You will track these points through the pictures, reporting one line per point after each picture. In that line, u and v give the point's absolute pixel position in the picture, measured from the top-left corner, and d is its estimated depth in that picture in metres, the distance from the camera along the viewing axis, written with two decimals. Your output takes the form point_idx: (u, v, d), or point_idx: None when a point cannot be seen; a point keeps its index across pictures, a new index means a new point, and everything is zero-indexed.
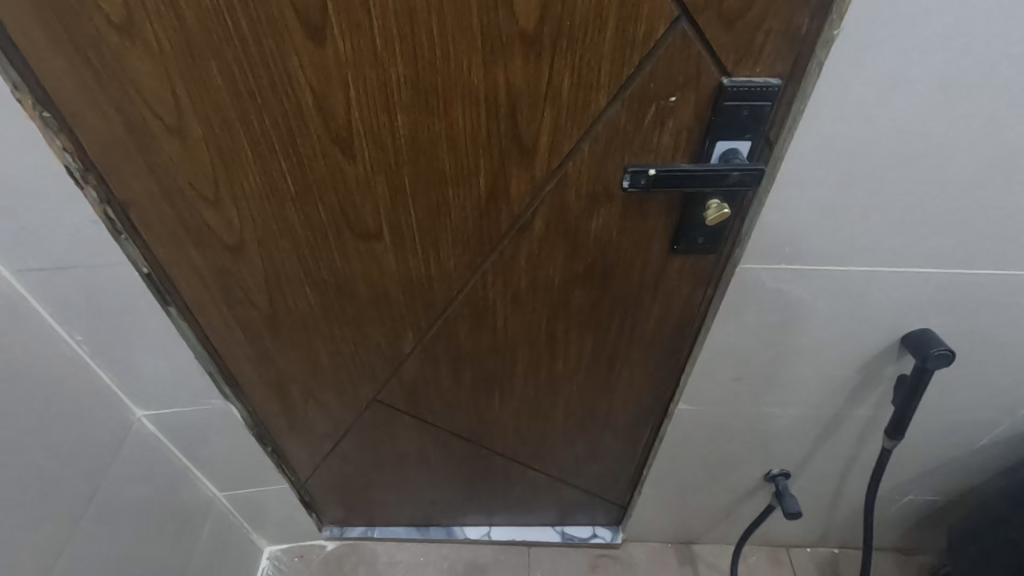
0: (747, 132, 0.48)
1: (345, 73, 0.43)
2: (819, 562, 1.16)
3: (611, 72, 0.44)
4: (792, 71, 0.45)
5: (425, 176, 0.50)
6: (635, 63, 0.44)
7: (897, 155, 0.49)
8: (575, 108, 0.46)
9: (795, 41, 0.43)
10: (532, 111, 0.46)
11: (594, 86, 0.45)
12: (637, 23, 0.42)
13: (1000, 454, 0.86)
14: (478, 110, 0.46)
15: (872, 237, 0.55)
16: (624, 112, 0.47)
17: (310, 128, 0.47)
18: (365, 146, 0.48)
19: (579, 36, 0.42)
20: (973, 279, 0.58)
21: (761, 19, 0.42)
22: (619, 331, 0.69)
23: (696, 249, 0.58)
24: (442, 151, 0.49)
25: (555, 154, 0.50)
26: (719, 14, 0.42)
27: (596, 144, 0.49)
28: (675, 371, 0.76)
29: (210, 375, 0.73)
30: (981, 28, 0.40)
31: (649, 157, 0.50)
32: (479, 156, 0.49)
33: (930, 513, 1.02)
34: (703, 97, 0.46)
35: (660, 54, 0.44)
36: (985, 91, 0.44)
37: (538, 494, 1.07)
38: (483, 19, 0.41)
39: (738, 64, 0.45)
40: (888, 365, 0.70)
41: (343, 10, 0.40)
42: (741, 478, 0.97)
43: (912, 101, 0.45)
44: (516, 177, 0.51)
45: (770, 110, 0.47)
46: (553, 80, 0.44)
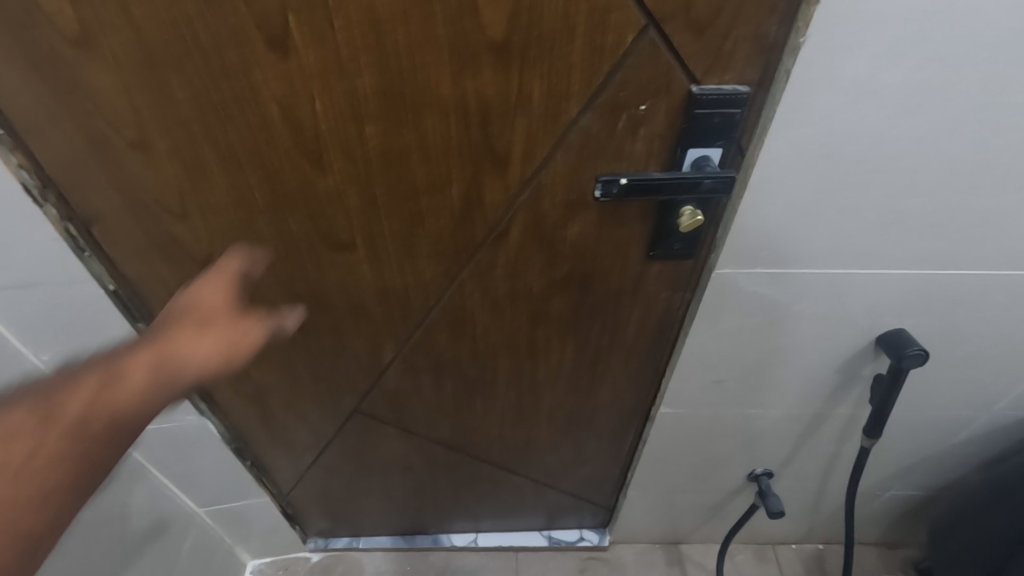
0: (718, 139, 0.48)
1: (311, 86, 0.43)
2: (804, 559, 1.17)
3: (581, 80, 0.44)
4: (761, 78, 0.45)
5: (397, 187, 0.50)
6: (606, 72, 0.44)
7: (868, 160, 0.49)
8: (547, 117, 0.46)
9: (764, 49, 0.43)
10: (502, 121, 0.46)
11: (564, 95, 0.45)
12: (606, 32, 0.41)
13: (978, 449, 0.87)
14: (448, 121, 0.46)
15: (846, 240, 0.55)
16: (596, 119, 0.46)
17: (278, 140, 0.46)
18: (335, 158, 0.48)
19: (547, 45, 0.42)
20: (946, 280, 0.59)
21: (730, 27, 0.42)
22: (600, 337, 0.69)
23: (672, 255, 0.58)
24: (413, 162, 0.48)
25: (529, 164, 0.49)
26: (688, 22, 0.41)
27: (570, 153, 0.49)
28: (655, 376, 0.76)
29: None
30: (946, 34, 0.41)
31: (622, 164, 0.50)
32: (451, 167, 0.49)
33: (911, 508, 1.04)
34: (674, 105, 0.46)
35: (629, 62, 0.43)
36: (952, 96, 0.44)
37: (524, 498, 1.07)
38: (449, 30, 0.40)
39: (708, 72, 0.44)
40: (865, 365, 0.70)
41: (306, 22, 0.39)
42: (724, 479, 0.97)
43: (880, 106, 0.45)
44: (490, 187, 0.51)
45: (740, 117, 0.47)
46: (523, 91, 0.44)
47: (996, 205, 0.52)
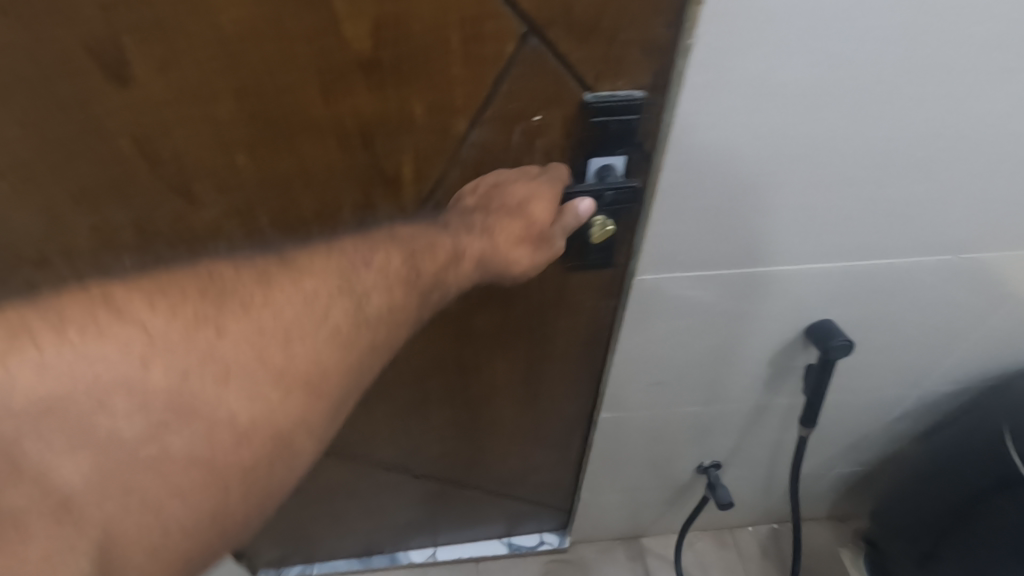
0: (620, 146, 0.46)
1: (164, 114, 0.38)
2: (761, 539, 1.19)
3: (466, 93, 0.41)
4: (657, 82, 0.42)
5: (284, 215, 0.47)
6: (490, 83, 0.41)
7: (774, 160, 0.47)
8: (435, 133, 0.43)
9: (657, 53, 0.41)
10: (388, 139, 0.43)
11: (450, 109, 0.42)
12: (482, 42, 0.39)
13: (911, 423, 0.89)
14: (327, 143, 0.42)
15: (763, 239, 0.54)
16: (488, 133, 0.44)
17: (139, 174, 0.42)
18: (208, 189, 0.44)
19: (423, 59, 0.39)
20: (862, 269, 0.59)
21: (616, 30, 0.39)
22: (530, 351, 0.67)
23: (591, 266, 0.56)
24: (297, 189, 0.45)
25: (424, 182, 0.46)
26: (571, 28, 0.39)
27: (466, 169, 0.46)
28: (593, 384, 0.74)
29: None
30: (835, 30, 0.39)
31: None
32: (339, 190, 0.46)
33: (857, 483, 1.06)
34: (569, 114, 0.44)
35: (514, 72, 0.41)
36: (848, 92, 0.43)
37: (479, 509, 1.05)
38: (310, 47, 0.37)
39: (600, 79, 0.42)
40: (797, 356, 0.70)
41: (143, 45, 0.35)
42: (675, 473, 0.97)
43: (779, 107, 0.44)
44: (386, 208, 0.48)
45: (640, 123, 0.44)
46: (405, 106, 0.41)
47: (902, 195, 0.52)
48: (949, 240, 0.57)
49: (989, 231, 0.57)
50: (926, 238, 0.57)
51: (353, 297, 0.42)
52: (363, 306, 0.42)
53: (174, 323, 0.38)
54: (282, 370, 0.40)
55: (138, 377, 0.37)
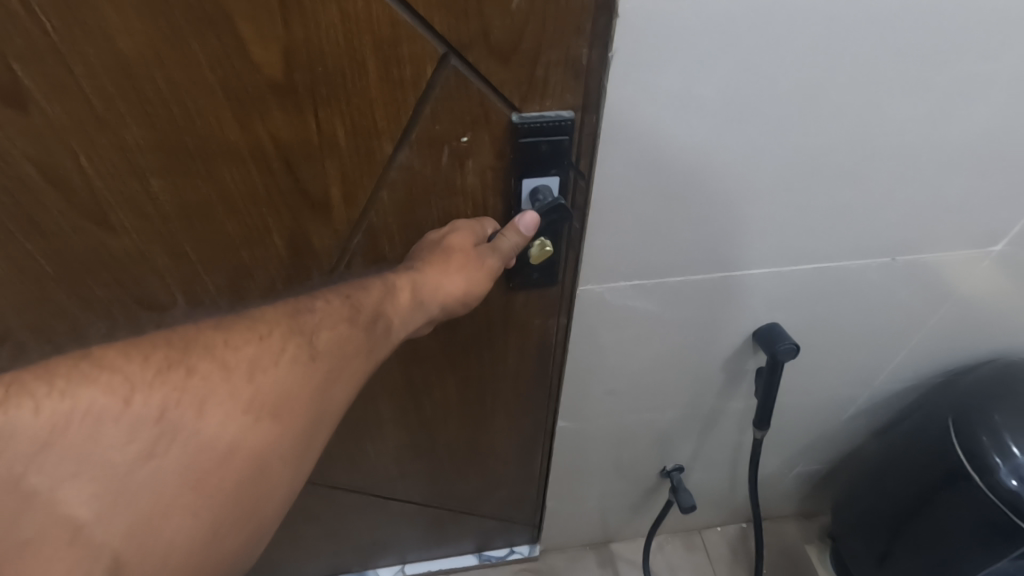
0: (555, 169, 0.45)
1: (68, 141, 0.37)
2: (729, 539, 1.20)
3: (387, 116, 0.41)
4: (586, 103, 0.42)
5: (209, 242, 0.45)
6: (412, 105, 0.40)
7: (704, 170, 0.48)
8: (360, 156, 0.42)
9: (581, 73, 0.41)
10: (310, 163, 0.42)
11: (372, 132, 0.41)
12: (400, 64, 0.38)
13: (867, 423, 0.90)
14: (247, 168, 0.41)
15: (701, 247, 0.55)
16: (415, 156, 0.43)
17: (48, 203, 0.40)
18: (124, 216, 0.42)
19: (338, 82, 0.38)
20: (801, 274, 0.61)
21: (536, 50, 0.39)
22: (481, 369, 0.66)
23: (535, 285, 0.56)
24: (219, 216, 0.44)
25: (353, 207, 0.46)
26: (490, 49, 0.38)
27: (396, 193, 0.45)
28: (550, 400, 0.73)
29: None
30: (750, 43, 0.40)
31: (458, 200, 0.47)
32: (265, 215, 0.45)
33: (820, 481, 1.07)
34: (497, 135, 0.43)
35: (436, 94, 0.40)
36: (770, 102, 0.44)
37: (446, 527, 1.03)
38: (218, 71, 0.36)
39: (525, 100, 0.42)
40: (747, 360, 0.71)
41: (37, 70, 0.34)
42: (639, 479, 0.97)
43: (704, 118, 0.44)
44: (317, 232, 0.47)
45: (570, 143, 0.44)
46: (325, 129, 0.40)
47: (832, 202, 0.53)
48: (882, 243, 0.58)
49: (920, 235, 0.58)
50: (860, 243, 0.58)
51: (304, 336, 0.41)
52: (315, 341, 0.41)
53: (151, 361, 0.36)
54: (259, 397, 0.38)
55: (119, 413, 0.34)
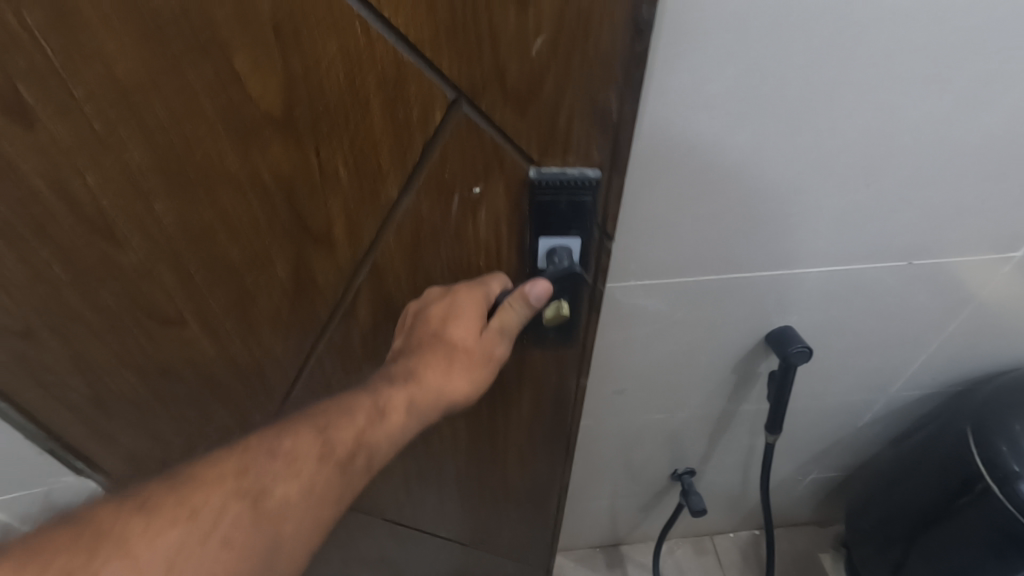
0: (571, 227, 0.45)
1: (76, 160, 0.38)
2: (741, 545, 1.19)
3: (390, 157, 0.41)
4: (605, 158, 0.41)
5: (213, 264, 0.47)
6: (420, 145, 0.41)
7: (714, 170, 0.48)
8: (362, 194, 0.43)
9: (607, 127, 0.39)
10: (314, 198, 0.43)
11: (376, 174, 0.42)
12: (408, 103, 0.38)
13: (882, 430, 0.89)
14: (249, 198, 0.42)
15: (711, 247, 0.55)
16: (421, 199, 0.44)
17: (59, 218, 0.42)
18: (131, 234, 0.44)
19: (340, 122, 0.39)
20: (814, 276, 0.60)
21: (556, 100, 0.38)
22: (491, 408, 0.66)
23: (543, 339, 0.55)
24: (222, 239, 0.45)
25: (355, 240, 0.47)
26: (505, 94, 0.38)
27: (400, 231, 0.46)
28: (564, 450, 0.72)
29: (50, 451, 0.65)
30: (760, 42, 0.40)
31: (465, 244, 0.48)
32: (268, 243, 0.46)
33: (834, 489, 1.06)
34: (511, 186, 0.43)
35: (444, 140, 0.40)
36: (781, 102, 0.44)
37: (457, 555, 1.03)
38: (219, 103, 0.37)
39: (544, 153, 0.41)
40: (758, 363, 0.71)
41: (46, 92, 0.35)
42: (649, 480, 0.97)
43: (714, 118, 0.44)
44: (319, 262, 0.48)
45: (592, 205, 0.43)
46: (327, 167, 0.41)
47: (844, 204, 0.53)
48: (898, 246, 0.58)
49: (937, 238, 0.57)
50: (875, 246, 0.57)
51: (249, 497, 0.40)
52: (260, 500, 0.40)
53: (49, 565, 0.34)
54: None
55: None
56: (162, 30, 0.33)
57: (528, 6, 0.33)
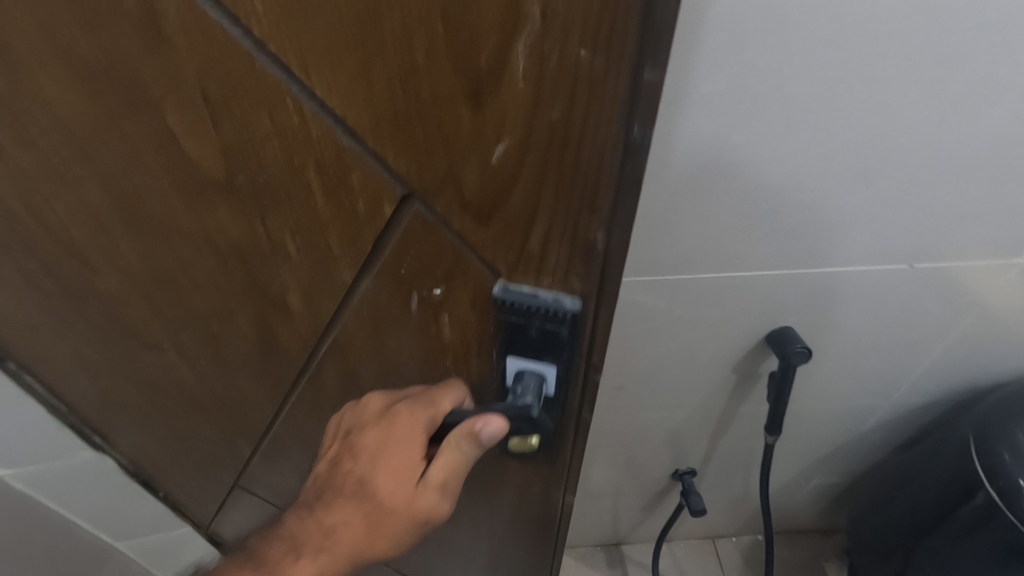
0: (547, 354, 0.40)
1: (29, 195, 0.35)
2: (743, 550, 1.18)
3: (344, 243, 0.36)
4: (589, 285, 0.35)
5: (182, 304, 0.44)
6: (372, 242, 0.35)
7: (711, 165, 0.49)
8: (318, 272, 0.38)
9: (591, 254, 0.33)
10: (271, 265, 0.39)
11: (329, 256, 0.37)
12: (354, 198, 0.32)
13: (887, 437, 0.88)
14: (208, 254, 0.39)
15: (708, 243, 0.56)
16: (379, 288, 0.39)
17: (21, 244, 0.39)
18: (96, 269, 0.41)
19: (287, 198, 0.33)
20: (814, 276, 0.60)
21: (528, 218, 0.31)
22: (474, 496, 0.63)
23: (524, 452, 0.51)
24: (187, 286, 0.42)
25: (315, 313, 0.42)
26: (465, 205, 0.31)
27: (361, 313, 0.42)
28: (550, 543, 0.68)
29: (70, 427, 0.69)
30: (756, 41, 0.41)
31: (432, 342, 0.43)
32: (231, 296, 0.43)
33: (838, 496, 1.05)
34: (479, 298, 0.38)
35: (399, 235, 0.35)
36: (778, 99, 0.45)
37: None
38: (164, 160, 0.32)
39: (514, 270, 0.35)
40: (759, 362, 0.71)
41: None
42: (649, 480, 0.97)
43: (709, 113, 0.46)
44: (283, 325, 0.44)
45: (570, 336, 0.38)
46: (279, 240, 0.36)
47: (843, 203, 0.53)
48: (897, 248, 0.58)
49: (937, 242, 0.57)
50: (874, 247, 0.58)
51: None
52: None
53: None
54: None
55: None
56: (87, 87, 0.29)
57: (488, 109, 0.27)
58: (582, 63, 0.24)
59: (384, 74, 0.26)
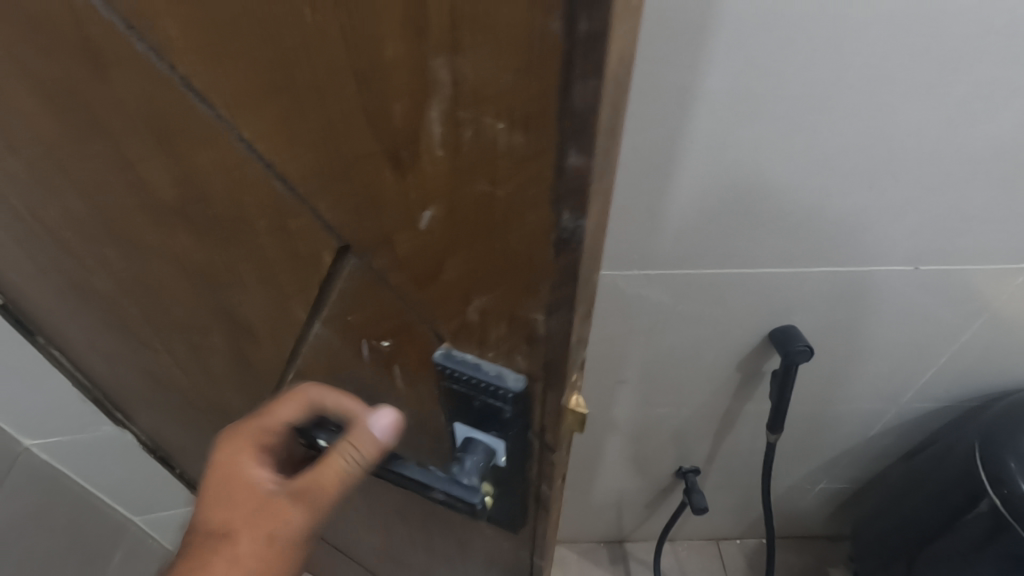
0: (493, 427, 0.36)
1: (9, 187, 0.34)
2: (747, 553, 1.18)
3: (295, 281, 0.32)
4: (531, 364, 0.30)
5: (160, 315, 0.42)
6: (318, 285, 0.31)
7: (715, 163, 0.50)
8: (276, 306, 0.35)
9: (534, 339, 0.28)
10: (232, 291, 0.36)
11: (283, 291, 0.33)
12: (294, 242, 0.29)
13: (894, 443, 0.88)
14: (175, 272, 0.36)
15: (712, 240, 0.57)
16: (332, 330, 0.35)
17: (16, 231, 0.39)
18: (79, 268, 0.40)
19: (233, 226, 0.30)
20: (818, 275, 0.61)
21: (464, 291, 0.27)
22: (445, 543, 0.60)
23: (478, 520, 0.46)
24: (163, 299, 0.40)
25: (280, 345, 0.39)
26: (401, 262, 0.27)
27: (320, 349, 0.38)
28: None
29: (96, 403, 0.72)
30: (758, 41, 0.42)
31: (390, 390, 0.39)
32: (202, 316, 0.40)
33: (844, 502, 1.04)
34: (423, 361, 0.34)
35: (343, 282, 0.30)
36: (781, 99, 0.46)
37: None
38: (117, 175, 0.30)
39: (457, 339, 0.31)
40: (763, 361, 0.72)
41: None
42: (653, 477, 0.98)
43: (712, 112, 0.46)
44: (253, 351, 0.41)
45: (519, 413, 0.34)
46: (234, 268, 0.33)
47: (847, 204, 0.53)
48: (902, 252, 0.58)
49: (943, 244, 0.57)
50: (879, 249, 0.58)
51: None
52: None
53: None
54: None
55: None
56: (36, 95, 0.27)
57: (409, 173, 0.22)
58: (501, 138, 0.19)
59: (301, 129, 0.22)
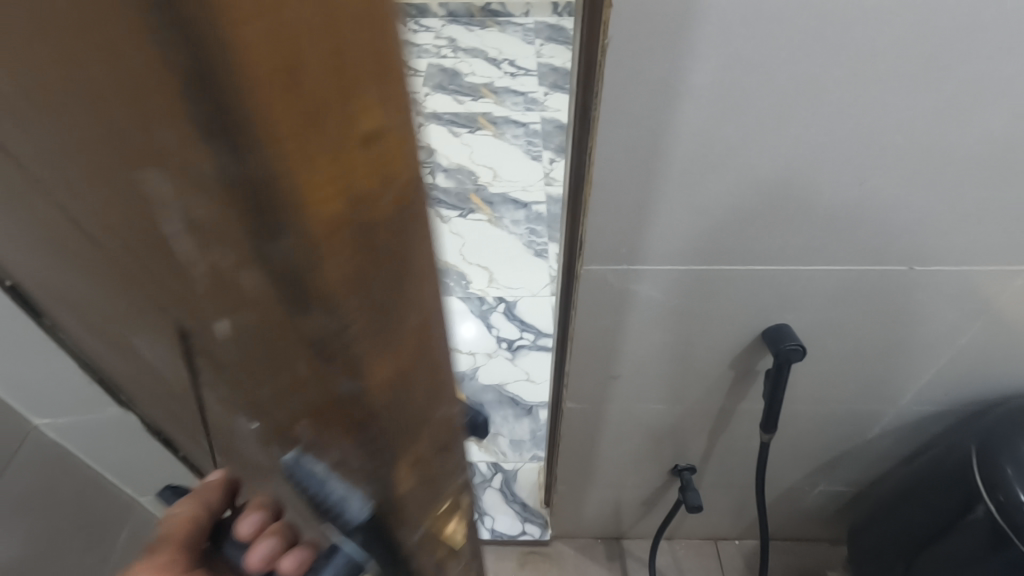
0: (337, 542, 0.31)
1: None
2: (745, 554, 1.17)
3: (161, 351, 0.31)
4: (370, 465, 0.28)
5: (97, 334, 0.42)
6: (173, 360, 0.30)
7: (701, 159, 0.50)
8: (160, 364, 0.34)
9: (356, 454, 0.27)
10: (128, 338, 0.35)
11: (157, 355, 0.32)
12: (134, 316, 0.27)
13: (894, 446, 0.87)
14: (83, 310, 0.36)
15: (702, 236, 0.56)
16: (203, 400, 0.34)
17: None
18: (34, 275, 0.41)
19: (94, 291, 0.29)
20: (811, 273, 0.60)
21: (281, 407, 0.25)
22: None
23: None
24: (92, 322, 0.40)
25: (180, 395, 0.38)
26: (220, 361, 0.25)
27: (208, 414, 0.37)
28: None
29: (99, 384, 0.74)
30: (741, 36, 0.42)
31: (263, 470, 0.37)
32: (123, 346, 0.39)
33: (844, 505, 1.03)
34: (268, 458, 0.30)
35: (190, 365, 0.28)
36: (766, 96, 0.45)
37: None
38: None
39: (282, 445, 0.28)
40: (756, 360, 0.71)
41: None
42: (649, 475, 0.98)
43: (696, 107, 0.46)
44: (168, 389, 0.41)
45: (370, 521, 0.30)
46: (117, 321, 0.32)
47: (837, 201, 0.53)
48: (896, 249, 0.57)
49: (937, 244, 0.57)
50: (872, 248, 0.57)
51: None
52: None
53: None
54: None
55: None
56: None
57: (189, 288, 0.20)
58: (247, 270, 0.17)
59: (82, 214, 0.20)
